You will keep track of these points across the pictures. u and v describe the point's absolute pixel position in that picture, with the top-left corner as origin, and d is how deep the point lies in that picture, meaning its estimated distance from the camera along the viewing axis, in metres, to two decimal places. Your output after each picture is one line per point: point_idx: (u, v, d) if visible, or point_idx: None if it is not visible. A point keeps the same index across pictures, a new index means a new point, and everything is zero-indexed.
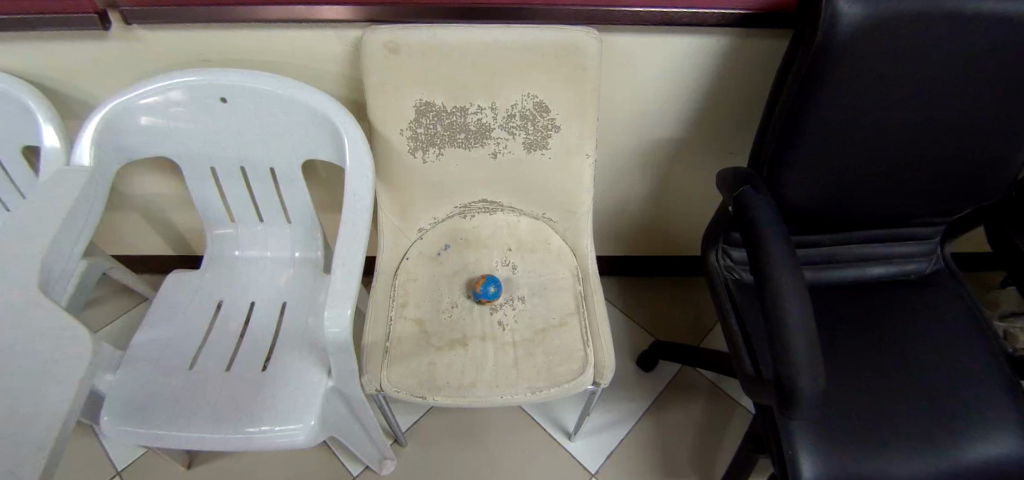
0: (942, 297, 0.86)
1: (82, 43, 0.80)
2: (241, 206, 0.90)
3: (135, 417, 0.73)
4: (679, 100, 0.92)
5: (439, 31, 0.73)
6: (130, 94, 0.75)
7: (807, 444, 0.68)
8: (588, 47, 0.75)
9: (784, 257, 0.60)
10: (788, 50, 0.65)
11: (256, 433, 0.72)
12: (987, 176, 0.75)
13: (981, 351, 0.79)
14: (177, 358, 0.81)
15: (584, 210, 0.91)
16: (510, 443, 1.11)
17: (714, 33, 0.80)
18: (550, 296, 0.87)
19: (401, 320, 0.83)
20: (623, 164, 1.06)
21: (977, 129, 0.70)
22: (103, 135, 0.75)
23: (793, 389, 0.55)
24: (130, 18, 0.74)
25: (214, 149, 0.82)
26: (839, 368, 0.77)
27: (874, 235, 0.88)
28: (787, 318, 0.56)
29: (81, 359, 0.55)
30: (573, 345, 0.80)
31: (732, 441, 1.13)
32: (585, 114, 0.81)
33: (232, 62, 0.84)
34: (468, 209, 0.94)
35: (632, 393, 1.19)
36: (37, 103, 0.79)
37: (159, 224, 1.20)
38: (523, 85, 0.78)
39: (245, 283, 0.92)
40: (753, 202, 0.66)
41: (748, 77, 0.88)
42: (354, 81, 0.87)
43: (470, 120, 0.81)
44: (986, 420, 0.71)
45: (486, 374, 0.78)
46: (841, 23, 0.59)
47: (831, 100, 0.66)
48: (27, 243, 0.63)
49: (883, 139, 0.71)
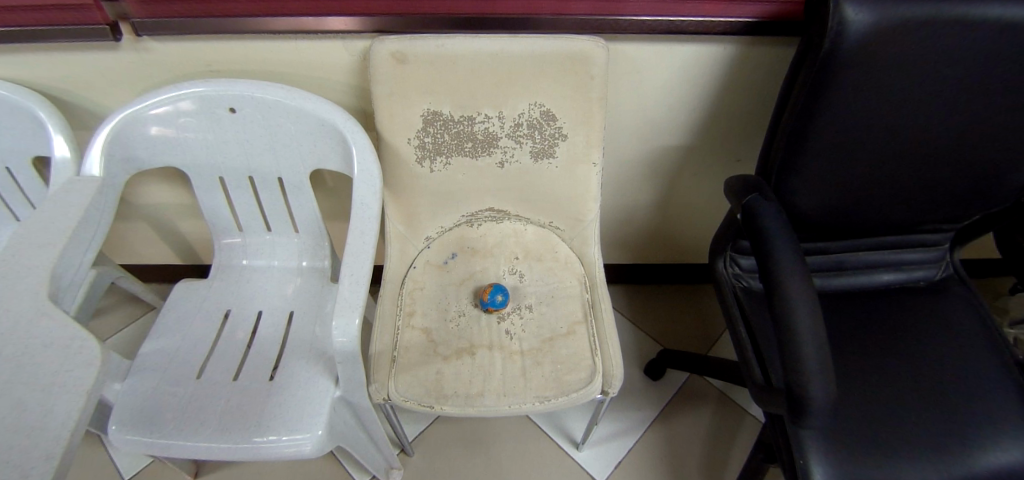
0: (952, 305, 0.85)
1: (94, 54, 0.81)
2: (249, 215, 0.90)
3: (142, 426, 0.73)
4: (686, 108, 0.92)
5: (447, 41, 0.73)
6: (142, 104, 0.75)
7: (819, 452, 0.67)
8: (595, 56, 0.75)
9: (794, 264, 0.59)
10: (795, 56, 0.65)
11: (263, 443, 0.72)
12: (996, 183, 0.75)
13: (992, 358, 0.78)
14: (185, 367, 0.81)
15: (592, 218, 0.91)
16: (517, 453, 1.11)
17: (720, 41, 0.81)
18: (558, 305, 0.87)
19: (409, 329, 0.83)
20: (630, 172, 1.06)
21: (983, 136, 0.70)
22: (114, 145, 0.75)
23: (804, 398, 0.54)
24: (141, 29, 0.75)
25: (222, 159, 0.83)
26: (848, 376, 0.77)
27: (883, 243, 0.87)
28: (797, 325, 0.56)
29: (90, 369, 0.55)
30: (581, 354, 0.80)
31: (739, 452, 1.11)
32: (591, 123, 0.81)
33: (241, 73, 0.85)
34: (475, 218, 0.95)
35: (639, 403, 1.19)
36: (48, 115, 0.80)
37: (168, 233, 1.20)
38: (530, 94, 0.78)
39: (252, 292, 0.92)
40: (762, 209, 0.66)
41: (755, 84, 0.88)
42: (362, 91, 0.87)
43: (477, 129, 0.81)
44: (999, 428, 0.70)
45: (494, 383, 0.78)
46: (848, 29, 0.59)
47: (839, 107, 0.66)
48: (36, 251, 0.63)
49: (890, 147, 0.71)
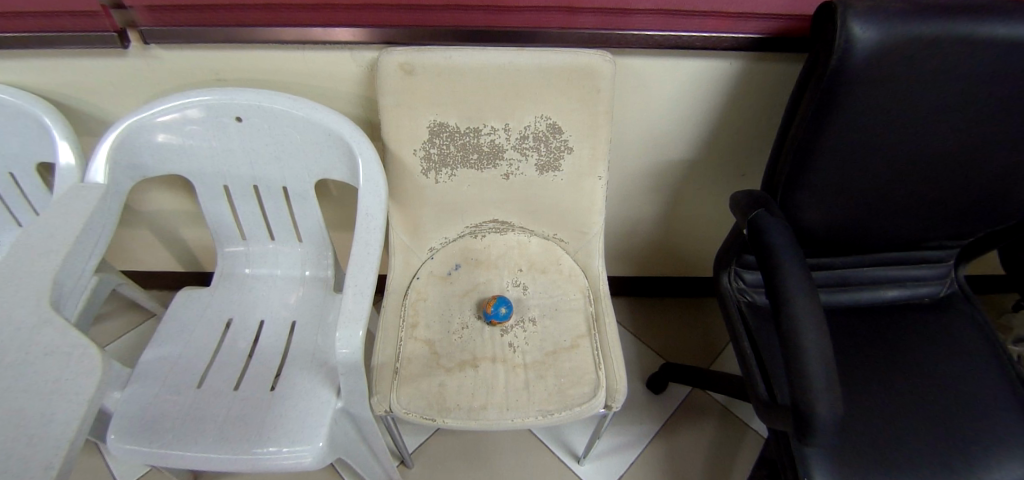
0: (957, 322, 0.85)
1: (101, 61, 0.81)
2: (253, 223, 0.90)
3: (141, 436, 0.72)
4: (691, 122, 0.92)
5: (455, 52, 0.73)
6: (148, 112, 0.75)
7: (824, 470, 0.66)
8: (602, 70, 0.75)
9: (799, 281, 0.59)
10: (801, 72, 0.65)
11: (263, 454, 0.71)
12: (1002, 201, 0.75)
13: (998, 376, 0.77)
14: (186, 375, 0.80)
15: (596, 231, 0.91)
16: (517, 466, 1.10)
17: (727, 56, 0.81)
18: (561, 317, 0.86)
19: (411, 341, 0.82)
20: (634, 185, 1.06)
21: (988, 155, 0.70)
22: (120, 152, 0.75)
23: (810, 416, 0.54)
24: (149, 38, 0.75)
25: (228, 167, 0.82)
26: (854, 392, 0.76)
27: (888, 259, 0.87)
28: (803, 342, 0.55)
29: (92, 377, 0.54)
30: (585, 368, 0.79)
31: (742, 468, 1.10)
32: (597, 136, 0.81)
33: (248, 82, 0.85)
34: (479, 229, 0.94)
35: (641, 416, 1.18)
36: (54, 121, 0.80)
37: (170, 241, 1.20)
38: (536, 107, 0.78)
39: (255, 300, 0.92)
40: (768, 225, 0.65)
41: (760, 99, 0.88)
42: (368, 102, 0.87)
43: (483, 141, 0.81)
44: (1005, 446, 0.69)
45: (496, 396, 0.77)
46: (855, 47, 0.59)
47: (844, 124, 0.66)
48: (39, 258, 0.63)
49: (896, 164, 0.71)
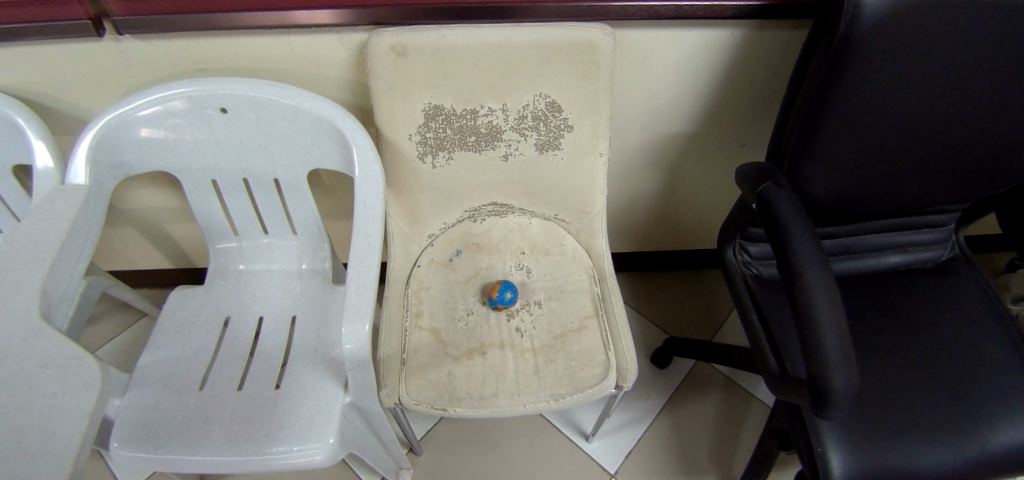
0: (960, 285, 0.85)
1: (73, 54, 0.77)
2: (245, 218, 0.87)
3: (146, 442, 0.71)
4: (691, 94, 0.90)
5: (448, 32, 0.70)
6: (127, 107, 0.71)
7: (836, 439, 0.67)
8: (601, 44, 0.72)
9: (811, 253, 0.58)
10: (809, 39, 0.63)
11: (273, 454, 0.70)
12: (1005, 163, 0.74)
13: (1002, 337, 0.78)
14: (187, 377, 0.78)
15: (599, 210, 0.90)
16: (526, 447, 1.10)
17: (729, 24, 0.78)
18: (567, 299, 0.85)
19: (417, 331, 0.81)
20: (634, 161, 1.04)
21: (991, 119, 0.69)
22: (99, 150, 0.72)
23: (827, 389, 0.53)
24: (124, 27, 0.71)
25: (216, 161, 0.79)
26: (860, 360, 0.76)
27: (892, 225, 0.86)
28: (817, 314, 0.55)
29: (90, 389, 0.52)
30: (594, 349, 0.79)
31: (748, 437, 1.12)
32: (598, 113, 0.78)
33: (230, 71, 0.81)
34: (479, 212, 0.92)
35: (647, 391, 1.18)
36: (27, 120, 0.76)
37: (159, 238, 1.16)
38: (535, 85, 0.76)
39: (252, 297, 0.89)
40: (777, 197, 0.64)
41: (761, 68, 0.86)
42: (358, 86, 0.84)
43: (480, 122, 0.78)
44: (1008, 406, 0.70)
45: (507, 383, 0.76)
46: (865, 11, 0.57)
47: (852, 92, 0.64)
48: (23, 267, 0.60)
49: (903, 131, 0.70)
